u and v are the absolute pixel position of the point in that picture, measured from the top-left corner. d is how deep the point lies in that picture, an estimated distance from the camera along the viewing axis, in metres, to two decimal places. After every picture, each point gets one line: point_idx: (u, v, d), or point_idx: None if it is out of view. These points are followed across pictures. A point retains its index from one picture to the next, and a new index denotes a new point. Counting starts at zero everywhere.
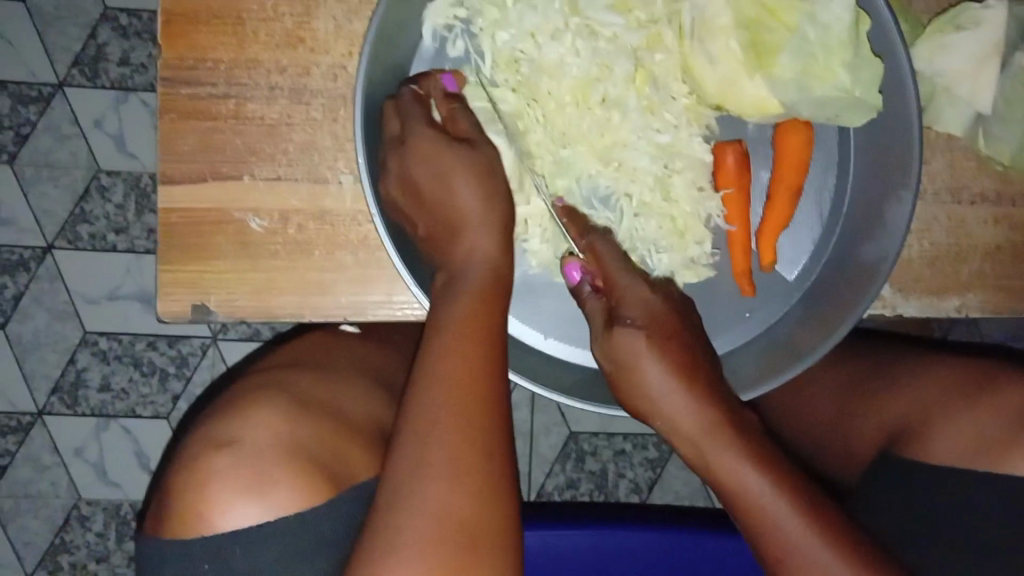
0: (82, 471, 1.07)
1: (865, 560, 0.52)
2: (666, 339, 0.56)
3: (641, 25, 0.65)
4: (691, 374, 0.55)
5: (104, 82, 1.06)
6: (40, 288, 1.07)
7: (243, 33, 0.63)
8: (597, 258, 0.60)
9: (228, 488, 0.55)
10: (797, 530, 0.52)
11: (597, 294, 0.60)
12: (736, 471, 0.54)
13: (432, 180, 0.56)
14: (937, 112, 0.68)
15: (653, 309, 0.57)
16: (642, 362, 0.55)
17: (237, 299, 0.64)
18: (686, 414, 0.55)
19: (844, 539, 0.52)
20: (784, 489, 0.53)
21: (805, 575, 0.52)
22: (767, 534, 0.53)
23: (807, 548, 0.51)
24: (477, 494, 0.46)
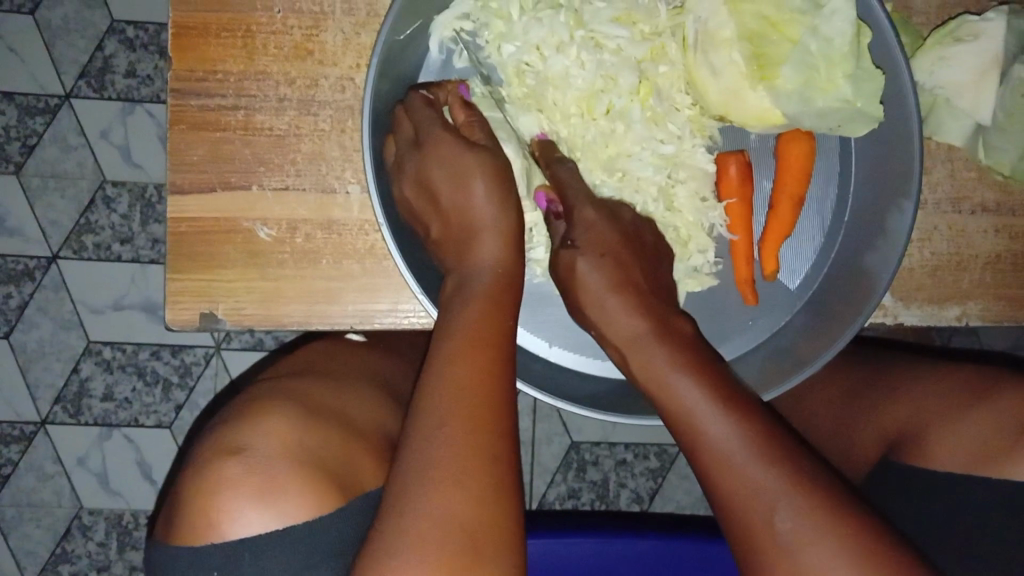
0: (85, 481, 1.07)
1: (748, 415, 0.48)
2: (600, 249, 0.57)
3: (645, 38, 0.66)
4: (618, 267, 0.57)
5: (111, 94, 1.07)
6: (45, 298, 1.07)
7: (252, 45, 0.64)
8: (560, 185, 0.62)
9: (235, 497, 0.56)
10: (684, 388, 0.51)
11: (560, 220, 0.62)
12: (583, 272, 0.57)
13: (446, 182, 0.56)
14: (937, 123, 0.69)
15: (601, 231, 0.59)
16: (578, 265, 0.57)
17: (245, 308, 0.64)
18: (609, 304, 0.56)
19: (732, 397, 0.50)
20: (683, 364, 0.52)
21: (697, 435, 0.49)
22: (665, 400, 0.51)
23: (693, 403, 0.50)
24: (489, 485, 0.47)
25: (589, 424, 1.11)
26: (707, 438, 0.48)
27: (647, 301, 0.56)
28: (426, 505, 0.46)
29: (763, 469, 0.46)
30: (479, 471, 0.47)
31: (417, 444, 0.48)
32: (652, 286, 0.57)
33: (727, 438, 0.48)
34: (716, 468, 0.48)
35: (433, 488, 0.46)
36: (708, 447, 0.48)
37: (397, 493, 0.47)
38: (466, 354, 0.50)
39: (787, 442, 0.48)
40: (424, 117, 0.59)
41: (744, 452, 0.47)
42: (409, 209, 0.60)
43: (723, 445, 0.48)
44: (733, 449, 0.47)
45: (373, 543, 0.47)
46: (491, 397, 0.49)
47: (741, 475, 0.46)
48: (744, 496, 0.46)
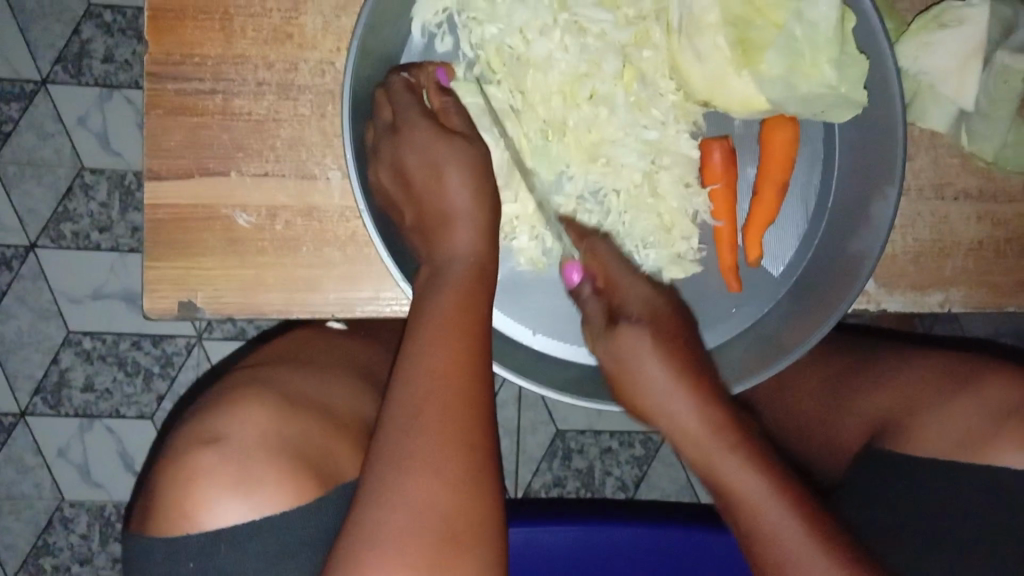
0: (65, 472, 1.06)
1: (836, 553, 0.51)
2: (667, 337, 0.57)
3: (630, 22, 0.65)
4: (686, 366, 0.56)
5: (88, 79, 1.06)
6: (22, 288, 1.06)
7: (230, 28, 0.63)
8: (600, 261, 0.62)
9: (210, 488, 0.55)
10: (762, 499, 0.52)
11: (597, 296, 0.61)
12: (645, 360, 0.56)
13: (420, 170, 0.56)
14: (921, 109, 0.69)
15: (656, 308, 0.59)
16: (643, 364, 0.56)
17: (225, 295, 0.63)
18: (655, 371, 0.56)
19: (804, 504, 0.52)
20: (726, 439, 0.54)
21: (773, 545, 0.52)
22: (740, 516, 0.53)
23: (774, 519, 0.52)
24: (464, 476, 0.46)
25: (574, 412, 1.11)
26: (789, 553, 0.51)
27: (678, 341, 0.57)
28: (404, 499, 0.45)
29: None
30: (456, 460, 0.46)
31: (395, 436, 0.47)
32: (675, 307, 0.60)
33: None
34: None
35: (410, 480, 0.46)
36: (746, 500, 0.53)
37: (374, 484, 0.46)
38: (444, 347, 0.49)
39: (855, 545, 0.52)
40: (402, 101, 0.59)
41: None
42: (381, 199, 0.60)
43: (778, 535, 0.52)
44: (818, 573, 0.50)
45: (348, 536, 0.46)
46: (467, 390, 0.48)
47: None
48: (795, 572, 0.51)
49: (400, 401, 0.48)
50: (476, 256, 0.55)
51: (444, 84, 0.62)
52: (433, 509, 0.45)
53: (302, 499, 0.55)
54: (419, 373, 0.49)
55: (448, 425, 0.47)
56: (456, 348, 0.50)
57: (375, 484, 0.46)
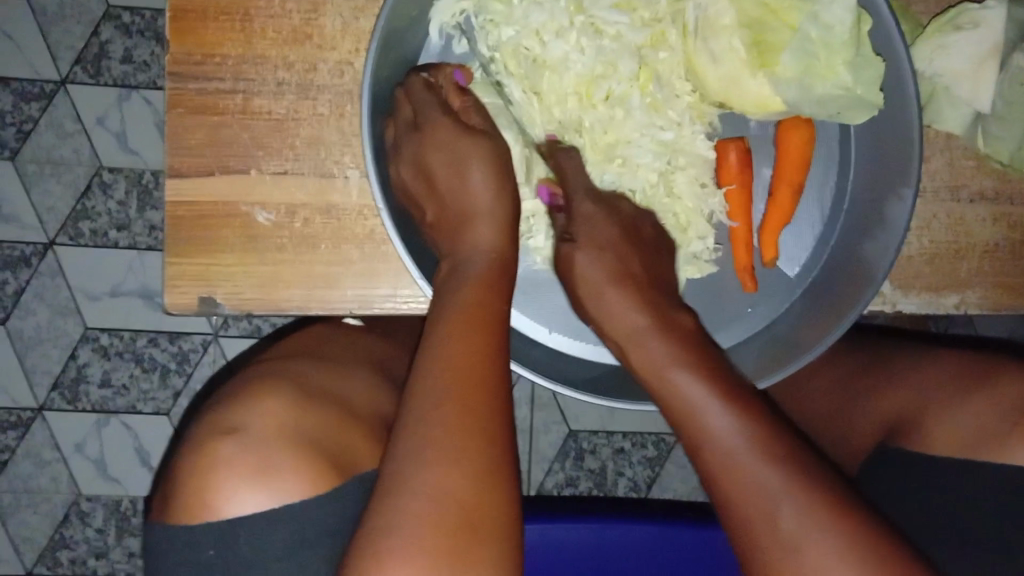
0: (82, 467, 1.07)
1: (748, 408, 0.49)
2: (601, 242, 0.59)
3: (646, 24, 0.66)
4: (618, 260, 0.58)
5: (107, 79, 1.07)
6: (41, 285, 1.07)
7: (250, 29, 0.64)
8: (560, 176, 0.64)
9: (231, 477, 0.56)
10: (691, 388, 0.50)
11: (562, 211, 0.63)
12: (580, 258, 0.58)
13: (444, 166, 0.58)
14: (937, 112, 0.69)
15: (604, 224, 0.60)
16: (574, 258, 0.58)
17: (244, 292, 0.64)
18: (591, 269, 0.57)
19: (723, 379, 0.50)
20: (664, 334, 0.54)
21: (696, 427, 0.49)
22: (670, 401, 0.51)
23: (693, 398, 0.50)
24: (482, 466, 0.47)
25: (587, 413, 1.11)
26: (707, 429, 0.49)
27: (615, 245, 0.59)
28: (420, 490, 0.46)
29: (766, 465, 0.47)
30: (475, 449, 0.47)
31: (413, 429, 0.48)
32: (621, 217, 0.61)
33: (733, 437, 0.48)
34: (715, 458, 0.48)
35: (427, 473, 0.46)
36: (690, 413, 0.50)
37: (392, 476, 0.47)
38: (461, 341, 0.50)
39: (787, 436, 0.48)
40: (423, 101, 0.60)
41: (746, 448, 0.47)
42: (404, 199, 0.62)
43: (693, 399, 0.50)
44: (734, 446, 0.47)
45: (368, 525, 0.47)
46: (485, 385, 0.49)
47: (746, 465, 0.47)
48: (738, 480, 0.47)
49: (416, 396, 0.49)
50: (494, 250, 0.56)
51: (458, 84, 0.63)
52: (451, 499, 0.46)
53: (321, 488, 0.56)
54: (434, 366, 0.49)
55: (464, 418, 0.47)
56: (473, 342, 0.50)
57: (394, 475, 0.47)
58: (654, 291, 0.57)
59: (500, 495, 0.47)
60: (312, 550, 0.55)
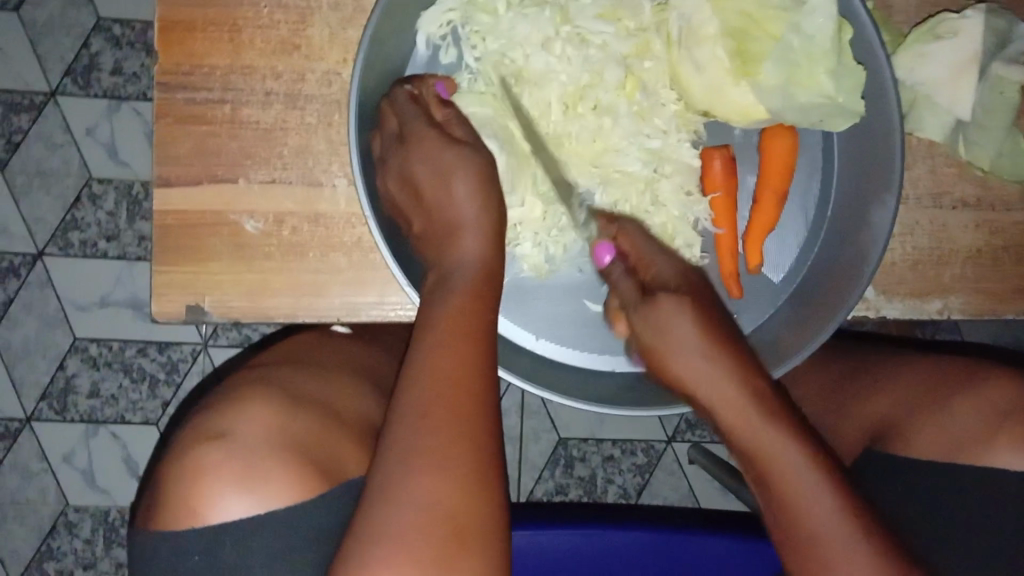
0: (70, 478, 1.07)
1: (851, 498, 0.49)
2: (699, 301, 0.52)
3: (630, 34, 0.67)
4: (712, 324, 0.51)
5: (97, 90, 1.07)
6: (30, 296, 1.07)
7: (239, 39, 0.64)
8: (626, 237, 0.60)
9: (216, 483, 0.56)
10: (794, 462, 0.48)
11: (624, 271, 0.58)
12: (676, 322, 0.51)
13: (429, 177, 0.58)
14: (917, 119, 0.70)
15: (690, 281, 0.54)
16: (673, 324, 0.51)
17: (232, 300, 0.64)
18: (686, 331, 0.51)
19: (822, 453, 0.49)
20: (765, 409, 0.49)
21: (795, 515, 0.49)
22: (772, 480, 0.49)
23: (798, 482, 0.48)
24: (468, 473, 0.47)
25: (576, 421, 1.12)
26: (812, 517, 0.48)
27: (716, 317, 0.52)
28: (408, 498, 0.46)
29: (872, 562, 0.47)
30: (461, 456, 0.47)
31: (400, 437, 0.48)
32: (705, 282, 0.55)
33: (833, 522, 0.48)
34: (820, 545, 0.48)
35: (415, 480, 0.47)
36: (792, 492, 0.48)
37: (380, 483, 0.47)
38: (448, 349, 0.51)
39: (883, 529, 0.49)
40: (407, 112, 0.60)
41: (850, 540, 0.48)
42: (389, 208, 0.62)
43: (796, 479, 0.48)
44: (840, 537, 0.48)
45: (356, 532, 0.47)
46: (470, 392, 0.49)
47: (850, 561, 0.47)
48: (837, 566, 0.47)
49: (404, 403, 0.49)
50: (479, 258, 0.56)
51: (442, 97, 0.63)
52: (439, 506, 0.46)
53: (308, 495, 0.56)
54: (422, 374, 0.50)
55: (452, 424, 0.48)
56: (458, 349, 0.51)
57: (381, 483, 0.47)
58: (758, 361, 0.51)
59: (486, 499, 0.47)
60: (299, 557, 0.56)
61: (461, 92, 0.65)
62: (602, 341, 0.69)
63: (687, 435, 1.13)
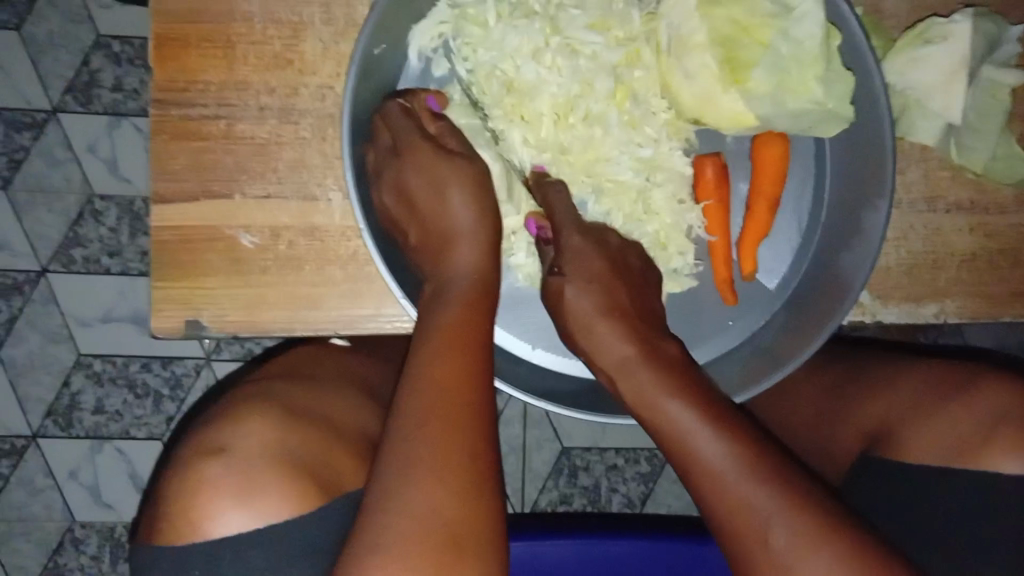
0: (76, 493, 1.07)
1: (735, 433, 0.50)
2: (589, 275, 0.59)
3: (620, 43, 0.67)
4: (607, 293, 0.58)
5: (98, 107, 1.08)
6: (33, 312, 1.08)
7: (232, 55, 0.65)
8: (548, 209, 0.64)
9: (217, 498, 0.57)
10: (670, 408, 0.52)
11: (550, 244, 0.64)
12: (572, 297, 0.59)
13: (424, 190, 0.58)
14: (909, 124, 0.70)
15: (591, 255, 0.61)
16: (565, 294, 0.59)
17: (229, 314, 0.65)
18: (581, 302, 0.58)
19: (700, 395, 0.53)
20: (645, 363, 0.55)
21: (687, 451, 0.51)
22: (657, 425, 0.53)
23: (682, 423, 0.51)
24: (464, 483, 0.47)
25: (579, 430, 1.12)
26: (699, 458, 0.50)
27: (604, 278, 0.59)
28: (403, 509, 0.47)
29: (752, 484, 0.48)
30: (457, 466, 0.47)
31: (397, 449, 0.48)
32: (613, 259, 0.61)
33: (718, 457, 0.49)
34: (707, 482, 0.50)
35: (411, 491, 0.47)
36: (679, 439, 0.51)
37: (376, 495, 0.48)
38: (444, 361, 0.51)
39: (775, 457, 0.50)
40: (400, 126, 0.60)
41: (736, 471, 0.49)
42: (384, 222, 0.63)
43: (677, 424, 0.52)
44: (722, 468, 0.49)
45: (352, 543, 0.48)
46: (466, 403, 0.50)
47: (733, 486, 0.49)
48: (725, 496, 0.49)
49: (400, 415, 0.49)
50: (475, 270, 0.57)
51: (434, 109, 0.64)
52: (435, 516, 0.46)
53: (307, 508, 0.56)
54: (417, 385, 0.50)
55: (448, 435, 0.48)
56: (453, 360, 0.51)
57: (377, 495, 0.48)
58: (652, 320, 0.59)
59: (484, 510, 0.48)
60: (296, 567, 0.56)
61: (452, 104, 0.66)
62: None
63: None
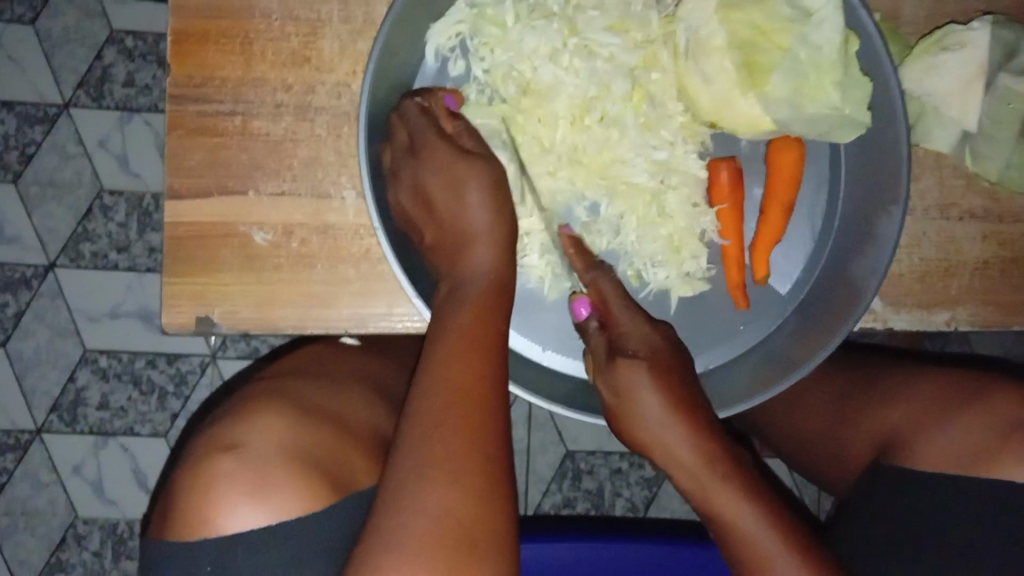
0: (79, 489, 1.07)
1: (806, 554, 0.55)
2: (662, 367, 0.57)
3: (637, 46, 0.67)
4: (672, 392, 0.57)
5: (109, 102, 1.08)
6: (41, 306, 1.08)
7: (249, 52, 0.65)
8: (602, 297, 0.62)
9: (229, 494, 0.56)
10: (745, 514, 0.55)
11: (601, 331, 0.61)
12: (642, 395, 0.56)
13: (442, 191, 0.58)
14: (925, 131, 0.70)
15: (653, 344, 0.59)
16: (639, 396, 0.57)
17: (241, 311, 0.65)
18: (651, 402, 0.56)
19: (784, 522, 0.55)
20: (717, 471, 0.56)
21: (762, 571, 0.55)
22: (722, 525, 0.56)
23: (766, 541, 0.55)
24: (479, 484, 0.47)
25: (584, 433, 1.12)
26: (770, 569, 0.55)
27: (673, 374, 0.57)
28: (416, 508, 0.46)
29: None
30: (471, 466, 0.47)
31: (411, 448, 0.48)
32: (676, 348, 0.59)
33: (785, 560, 0.54)
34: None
35: (425, 490, 0.47)
36: (736, 531, 0.55)
37: (390, 493, 0.47)
38: (459, 360, 0.51)
39: (828, 560, 0.55)
40: (418, 124, 0.60)
41: (793, 567, 0.54)
42: (399, 219, 0.63)
43: (745, 527, 0.55)
44: (779, 563, 0.54)
45: (365, 541, 0.47)
46: (480, 404, 0.49)
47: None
48: None
49: (415, 414, 0.49)
50: (490, 271, 0.57)
51: (449, 109, 0.63)
52: (449, 516, 0.46)
53: (318, 505, 0.56)
54: (432, 385, 0.50)
55: (463, 434, 0.48)
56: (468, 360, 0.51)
57: (391, 494, 0.47)
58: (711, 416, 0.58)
59: (497, 510, 0.47)
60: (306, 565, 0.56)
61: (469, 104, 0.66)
62: None
63: None
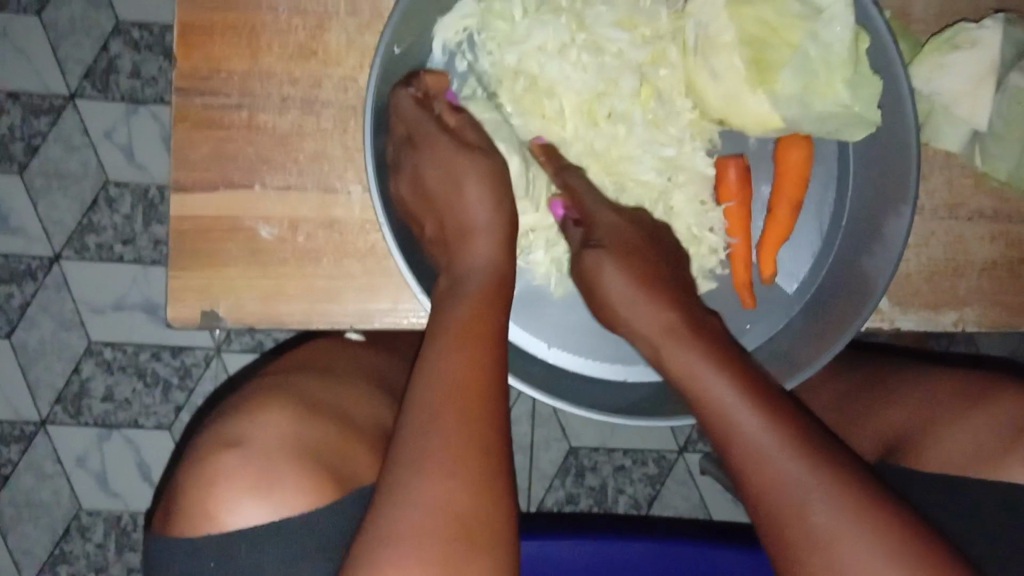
0: (83, 480, 1.07)
1: (779, 416, 0.49)
2: (624, 250, 0.59)
3: (646, 41, 0.67)
4: (640, 268, 0.58)
5: (115, 94, 1.08)
6: (46, 298, 1.08)
7: (256, 44, 0.65)
8: (573, 191, 0.64)
9: (232, 489, 0.56)
10: (714, 380, 0.52)
11: (578, 226, 0.63)
12: (604, 272, 0.58)
13: (441, 182, 0.58)
14: (934, 129, 0.69)
15: (625, 234, 0.61)
16: (601, 272, 0.58)
17: (246, 305, 0.65)
18: (615, 279, 0.58)
19: (755, 384, 0.51)
20: (690, 341, 0.54)
21: (729, 438, 0.50)
22: (699, 399, 0.52)
23: (726, 399, 0.51)
24: (479, 476, 0.47)
25: (587, 429, 1.12)
26: (737, 432, 0.49)
27: (642, 263, 0.58)
28: (416, 503, 0.46)
29: (794, 462, 0.48)
30: (471, 460, 0.47)
31: (413, 444, 0.48)
32: (653, 250, 0.60)
33: (756, 429, 0.49)
34: (745, 455, 0.49)
35: (424, 486, 0.46)
36: (715, 407, 0.51)
37: (389, 488, 0.47)
38: (459, 356, 0.51)
39: (818, 437, 0.49)
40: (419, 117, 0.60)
41: (767, 436, 0.49)
42: (402, 215, 0.62)
43: (715, 394, 0.51)
44: (742, 419, 0.49)
45: (365, 539, 0.47)
46: (479, 398, 0.49)
47: (763, 455, 0.48)
48: (750, 455, 0.49)
49: (413, 413, 0.49)
50: (491, 265, 0.56)
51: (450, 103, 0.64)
52: (449, 510, 0.46)
53: (322, 501, 0.56)
54: (430, 378, 0.50)
55: (460, 428, 0.48)
56: (467, 356, 0.51)
57: (392, 488, 0.47)
58: (692, 308, 0.57)
59: (497, 502, 0.47)
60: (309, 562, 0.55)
61: (465, 100, 0.65)
62: (613, 351, 0.69)
63: (699, 446, 1.13)
